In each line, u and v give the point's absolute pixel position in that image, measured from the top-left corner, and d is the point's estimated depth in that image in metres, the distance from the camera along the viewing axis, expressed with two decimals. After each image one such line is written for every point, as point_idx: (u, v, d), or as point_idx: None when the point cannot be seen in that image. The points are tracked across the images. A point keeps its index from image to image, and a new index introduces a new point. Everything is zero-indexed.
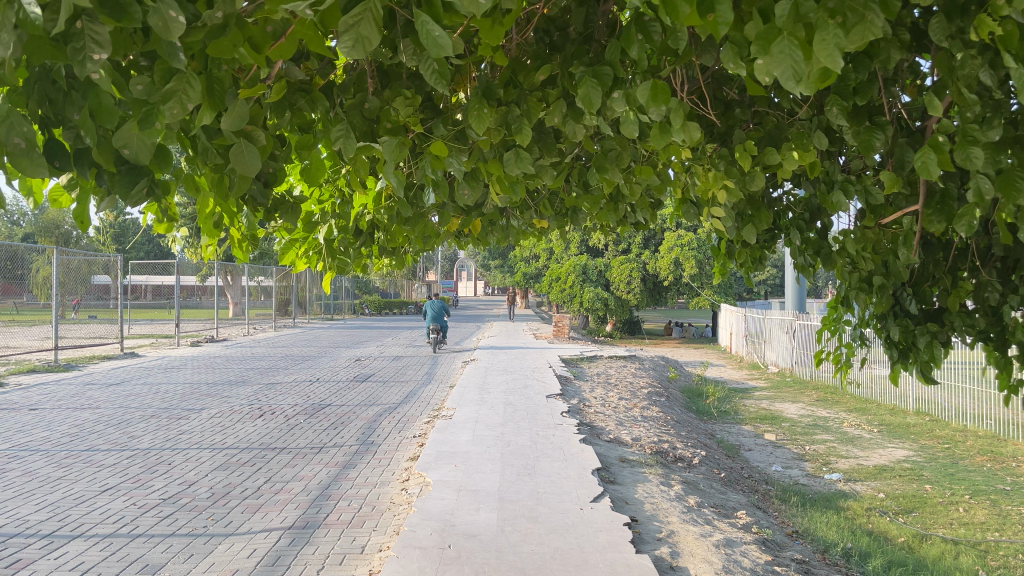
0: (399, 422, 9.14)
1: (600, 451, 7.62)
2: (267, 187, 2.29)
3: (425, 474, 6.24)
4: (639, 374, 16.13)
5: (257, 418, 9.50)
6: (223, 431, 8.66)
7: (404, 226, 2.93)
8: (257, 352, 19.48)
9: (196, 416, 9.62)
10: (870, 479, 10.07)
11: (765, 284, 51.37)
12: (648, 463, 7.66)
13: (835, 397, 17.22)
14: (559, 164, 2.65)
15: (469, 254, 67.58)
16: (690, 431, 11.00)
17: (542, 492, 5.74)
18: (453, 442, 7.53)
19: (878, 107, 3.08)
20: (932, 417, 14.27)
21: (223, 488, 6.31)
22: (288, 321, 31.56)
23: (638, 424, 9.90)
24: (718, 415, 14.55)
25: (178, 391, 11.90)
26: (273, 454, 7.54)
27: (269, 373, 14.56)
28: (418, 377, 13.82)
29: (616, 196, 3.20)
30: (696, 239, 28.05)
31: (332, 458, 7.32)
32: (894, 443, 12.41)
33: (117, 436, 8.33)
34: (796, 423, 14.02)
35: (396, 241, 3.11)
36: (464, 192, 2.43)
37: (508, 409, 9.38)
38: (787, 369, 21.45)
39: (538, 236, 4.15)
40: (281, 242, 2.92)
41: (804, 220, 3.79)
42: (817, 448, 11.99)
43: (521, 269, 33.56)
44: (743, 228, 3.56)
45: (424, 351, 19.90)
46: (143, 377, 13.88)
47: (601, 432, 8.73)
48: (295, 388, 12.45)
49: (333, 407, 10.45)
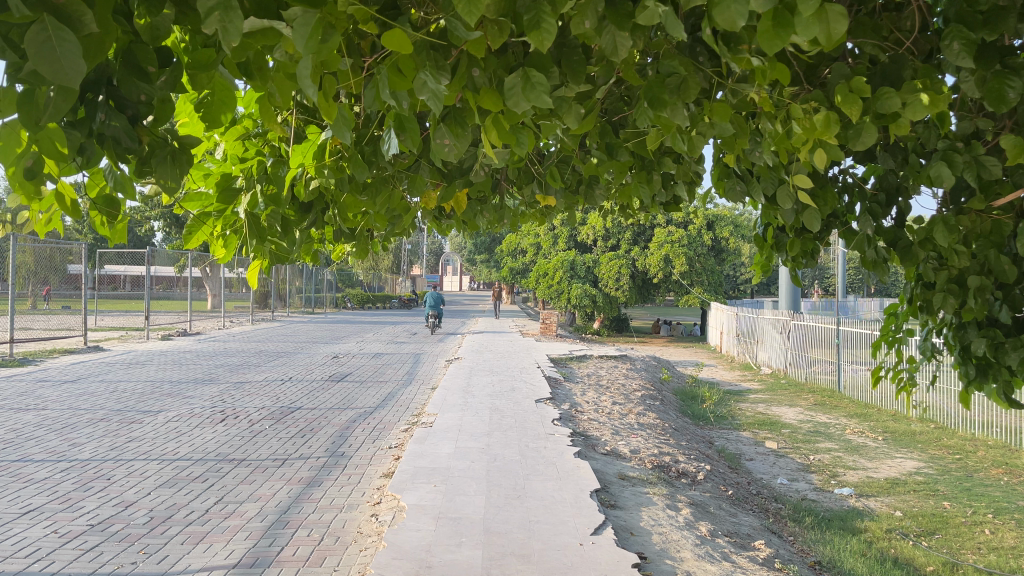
0: (374, 430, 8.30)
1: (597, 467, 6.83)
2: (133, 121, 1.48)
3: (400, 497, 5.41)
4: (630, 375, 15.37)
5: (218, 423, 8.62)
6: (177, 438, 7.79)
7: (361, 197, 2.14)
8: (230, 347, 18.53)
9: (150, 419, 8.74)
10: (883, 494, 9.33)
11: (750, 283, 50.57)
12: (651, 480, 6.86)
13: (834, 402, 16.51)
14: (584, 102, 1.86)
15: (454, 247, 66.57)
16: (690, 440, 10.24)
17: (534, 522, 4.93)
18: (432, 455, 6.70)
19: (1006, 48, 2.28)
20: (937, 424, 13.57)
21: (165, 511, 5.46)
22: (267, 314, 30.54)
23: (635, 433, 9.12)
24: (714, 421, 13.77)
25: (137, 390, 10.99)
26: (230, 466, 6.70)
27: (238, 371, 13.66)
28: (398, 377, 12.96)
29: (645, 162, 2.43)
30: (687, 235, 27.36)
31: (296, 473, 6.47)
32: (902, 453, 11.69)
33: (56, 444, 7.46)
34: (796, 430, 13.28)
35: (351, 218, 2.29)
36: (444, 142, 1.64)
37: (495, 416, 8.57)
38: (780, 371, 20.74)
39: (539, 218, 3.38)
40: (188, 217, 2.09)
41: (878, 204, 2.98)
42: (822, 458, 11.26)
43: (508, 264, 32.70)
44: (805, 212, 2.77)
45: (406, 348, 19.02)
46: (102, 374, 12.93)
47: (596, 443, 7.94)
48: (265, 388, 11.59)
49: (303, 410, 9.59)
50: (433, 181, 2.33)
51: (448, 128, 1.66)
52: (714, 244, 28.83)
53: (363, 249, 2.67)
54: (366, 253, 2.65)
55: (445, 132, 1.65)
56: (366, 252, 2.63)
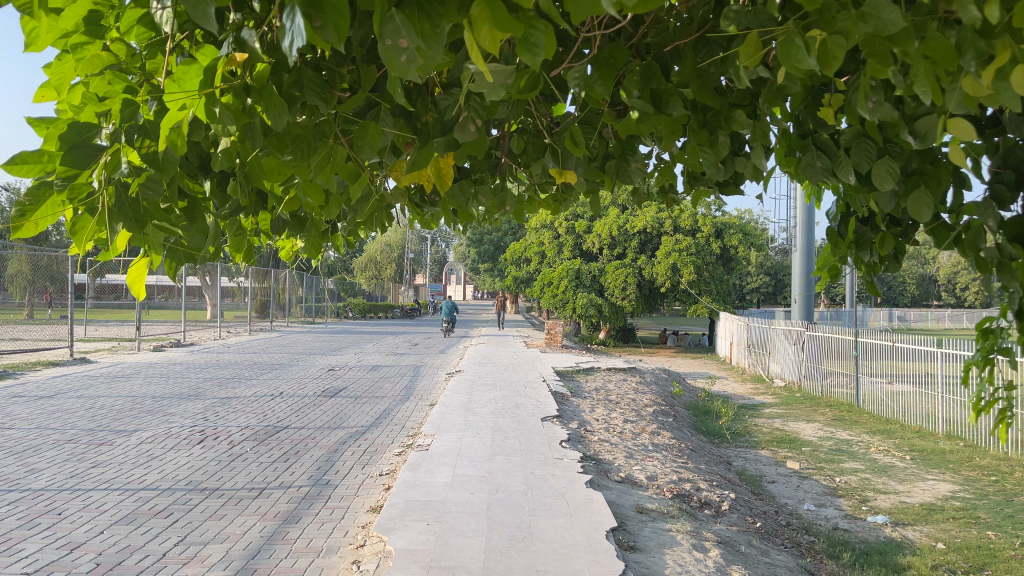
0: (364, 453, 7.55)
1: (611, 499, 6.09)
2: None
3: (386, 539, 4.68)
4: (641, 390, 14.57)
5: (195, 445, 7.89)
6: (148, 463, 7.06)
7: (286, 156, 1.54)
8: (223, 359, 17.70)
9: (122, 441, 8.00)
10: (920, 522, 8.57)
11: (756, 293, 49.70)
12: (672, 514, 6.11)
13: (854, 417, 15.72)
14: None
15: (457, 255, 65.62)
16: (708, 462, 9.47)
17: (540, 571, 4.19)
18: (427, 485, 5.95)
19: None
20: (967, 443, 12.83)
21: (115, 555, 4.71)
22: (265, 323, 29.67)
23: (651, 456, 8.34)
24: (730, 438, 12.96)
25: (115, 407, 10.22)
26: (200, 497, 5.97)
27: (227, 385, 12.88)
28: (395, 392, 12.21)
29: (706, 116, 1.84)
30: (694, 243, 26.59)
31: (273, 507, 5.74)
32: (933, 475, 10.90)
33: (12, 470, 6.74)
34: (818, 448, 12.49)
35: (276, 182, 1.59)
36: (399, 42, 1.04)
37: (498, 437, 7.82)
38: (794, 383, 19.94)
39: (551, 206, 2.73)
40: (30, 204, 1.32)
41: (1003, 184, 2.30)
42: (848, 480, 10.47)
43: (512, 273, 31.94)
44: (912, 193, 2.10)
45: (405, 359, 18.23)
46: (82, 389, 12.15)
47: (609, 469, 7.19)
48: (252, 404, 10.84)
49: (290, 430, 8.84)
50: (402, 133, 1.64)
51: (408, 21, 1.05)
52: (723, 253, 28.06)
53: (314, 251, 2.04)
54: (317, 258, 2.03)
55: (403, 25, 1.05)
56: (319, 253, 2.01)
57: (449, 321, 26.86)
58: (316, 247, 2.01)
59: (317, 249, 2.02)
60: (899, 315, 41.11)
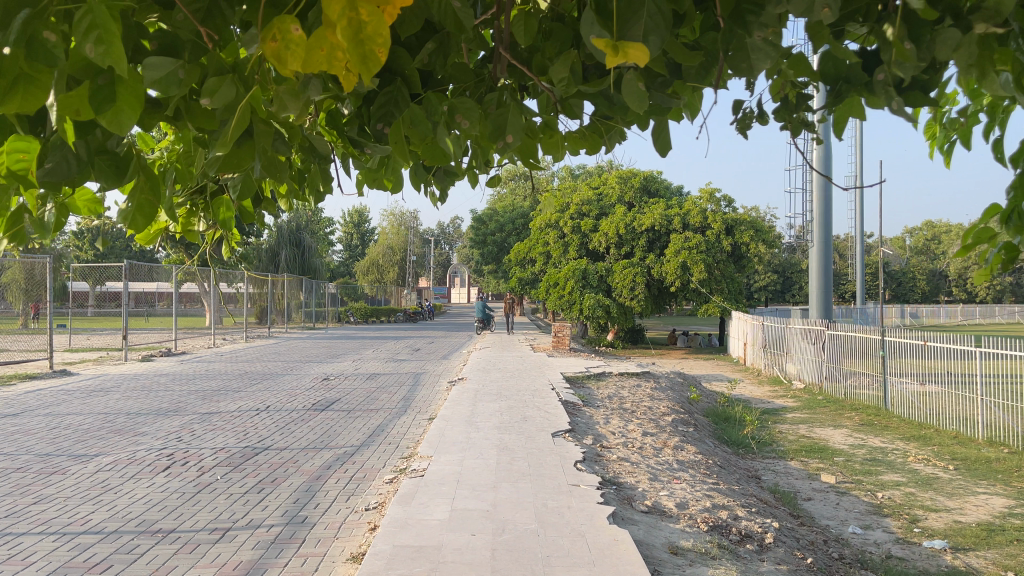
0: (350, 482, 6.58)
1: (641, 537, 5.14)
2: None
3: None
4: (657, 397, 13.57)
5: (161, 472, 6.92)
6: (101, 496, 6.12)
7: None
8: (212, 369, 16.61)
9: (77, 469, 7.05)
10: (982, 546, 7.58)
11: (765, 290, 48.58)
12: (712, 553, 5.15)
13: (883, 421, 14.69)
14: None
15: (462, 257, 64.57)
16: (738, 480, 8.49)
17: None
18: (421, 524, 5.00)
19: None
20: (1012, 448, 11.83)
21: None
22: (263, 330, 28.55)
23: (677, 477, 7.38)
24: (756, 448, 11.96)
25: (81, 428, 9.21)
26: (150, 543, 5.01)
27: (212, 399, 11.89)
28: (392, 403, 11.24)
29: None
30: (704, 240, 25.61)
31: (234, 556, 4.77)
32: (983, 487, 9.89)
33: None
34: (852, 458, 11.48)
35: None
36: None
37: (505, 459, 6.86)
38: (814, 386, 18.86)
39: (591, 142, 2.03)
40: None
41: None
42: (892, 496, 9.47)
43: (516, 274, 30.85)
44: None
45: (405, 366, 17.14)
46: (52, 405, 11.16)
47: (633, 496, 6.22)
48: (234, 421, 9.86)
49: (269, 452, 7.88)
50: None
51: None
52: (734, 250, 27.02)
53: (126, 227, 1.46)
54: (128, 234, 1.47)
55: None
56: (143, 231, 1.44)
57: (482, 318, 30.38)
58: (133, 223, 1.44)
59: (139, 224, 1.45)
60: (910, 309, 40.07)
